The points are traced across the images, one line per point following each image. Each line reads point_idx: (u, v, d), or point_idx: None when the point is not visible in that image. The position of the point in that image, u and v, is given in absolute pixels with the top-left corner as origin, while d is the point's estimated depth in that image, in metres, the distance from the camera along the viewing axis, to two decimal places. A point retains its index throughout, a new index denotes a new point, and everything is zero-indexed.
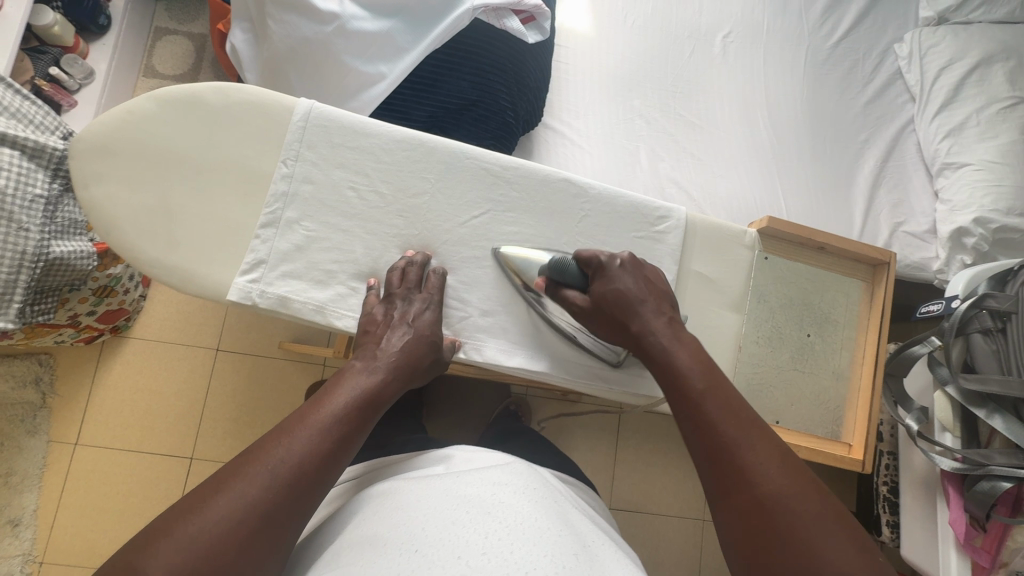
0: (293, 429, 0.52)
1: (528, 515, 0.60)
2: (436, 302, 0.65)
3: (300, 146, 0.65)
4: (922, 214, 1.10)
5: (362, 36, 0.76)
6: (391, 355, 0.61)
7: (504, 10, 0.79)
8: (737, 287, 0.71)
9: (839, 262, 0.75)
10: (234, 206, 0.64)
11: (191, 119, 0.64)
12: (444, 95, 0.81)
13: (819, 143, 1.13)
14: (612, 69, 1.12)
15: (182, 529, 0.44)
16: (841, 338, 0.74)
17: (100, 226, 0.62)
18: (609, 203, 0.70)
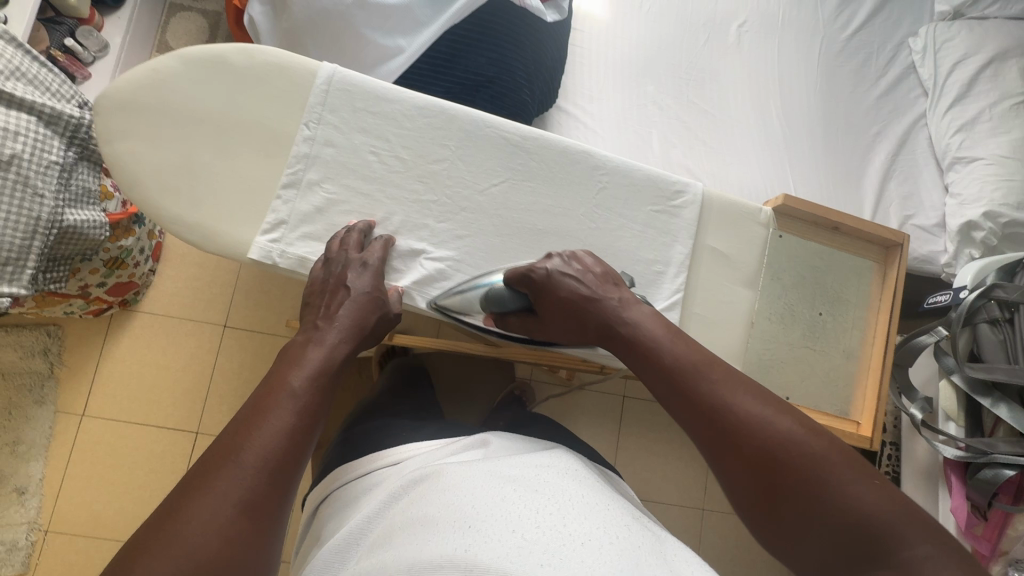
0: (260, 406, 0.53)
1: (572, 492, 0.64)
2: (374, 263, 0.65)
3: (321, 107, 0.68)
4: (932, 208, 1.11)
5: (381, 8, 0.76)
6: (337, 321, 0.62)
7: None
8: (751, 263, 0.72)
9: (852, 242, 0.75)
10: (258, 166, 0.67)
11: (216, 78, 0.67)
12: (463, 71, 0.81)
13: (831, 135, 1.14)
14: (626, 55, 1.12)
15: (179, 529, 0.44)
16: (852, 317, 0.74)
17: (127, 180, 0.65)
18: (627, 174, 0.72)
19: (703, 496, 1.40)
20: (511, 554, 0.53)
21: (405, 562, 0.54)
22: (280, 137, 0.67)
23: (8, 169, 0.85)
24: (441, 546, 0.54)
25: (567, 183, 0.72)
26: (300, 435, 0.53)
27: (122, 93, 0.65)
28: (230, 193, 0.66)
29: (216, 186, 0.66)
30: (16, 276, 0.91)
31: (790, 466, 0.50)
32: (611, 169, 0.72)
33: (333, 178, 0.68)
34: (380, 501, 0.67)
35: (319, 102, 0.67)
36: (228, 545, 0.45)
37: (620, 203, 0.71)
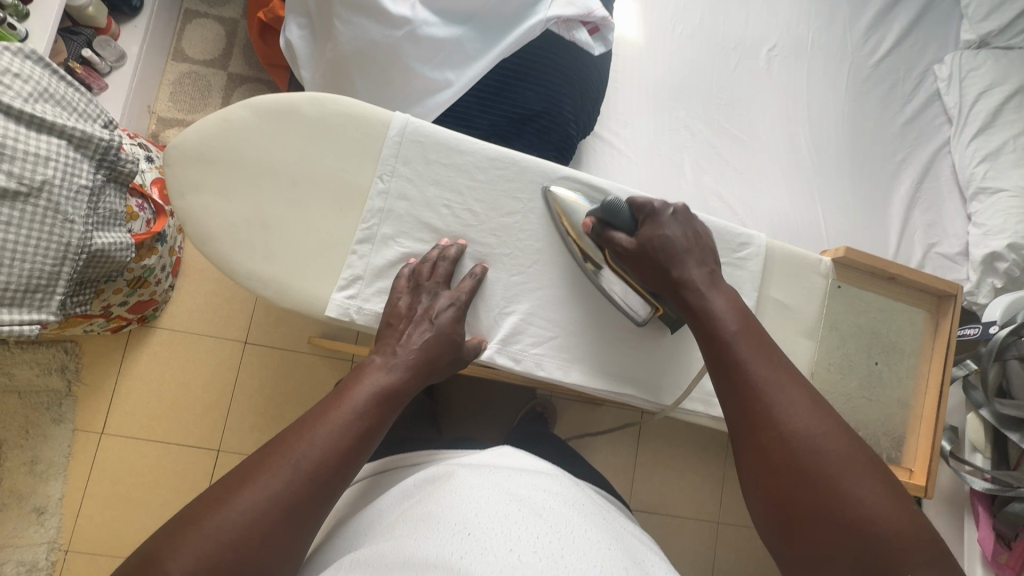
0: (316, 423, 0.55)
1: (577, 527, 0.61)
2: (462, 303, 0.67)
3: (395, 160, 0.69)
4: (955, 236, 1.13)
5: (432, 42, 0.74)
6: (411, 352, 0.62)
7: (574, 21, 0.79)
8: (812, 315, 0.72)
9: (908, 291, 0.77)
10: (331, 219, 0.68)
11: (291, 131, 0.69)
12: (510, 105, 0.81)
13: (857, 161, 1.15)
14: (658, 79, 1.11)
15: (214, 518, 0.48)
16: (905, 368, 0.76)
17: (204, 236, 0.67)
18: None
19: (719, 510, 1.42)
20: (503, 569, 0.53)
21: (399, 558, 0.55)
22: (355, 190, 0.69)
23: (39, 196, 0.83)
24: (438, 548, 0.55)
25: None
26: (346, 451, 0.55)
27: (198, 149, 0.68)
28: (304, 248, 0.68)
29: (290, 240, 0.68)
30: (44, 303, 0.89)
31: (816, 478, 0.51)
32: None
33: (407, 233, 0.70)
34: (394, 499, 0.68)
35: (394, 154, 0.69)
36: (249, 540, 0.48)
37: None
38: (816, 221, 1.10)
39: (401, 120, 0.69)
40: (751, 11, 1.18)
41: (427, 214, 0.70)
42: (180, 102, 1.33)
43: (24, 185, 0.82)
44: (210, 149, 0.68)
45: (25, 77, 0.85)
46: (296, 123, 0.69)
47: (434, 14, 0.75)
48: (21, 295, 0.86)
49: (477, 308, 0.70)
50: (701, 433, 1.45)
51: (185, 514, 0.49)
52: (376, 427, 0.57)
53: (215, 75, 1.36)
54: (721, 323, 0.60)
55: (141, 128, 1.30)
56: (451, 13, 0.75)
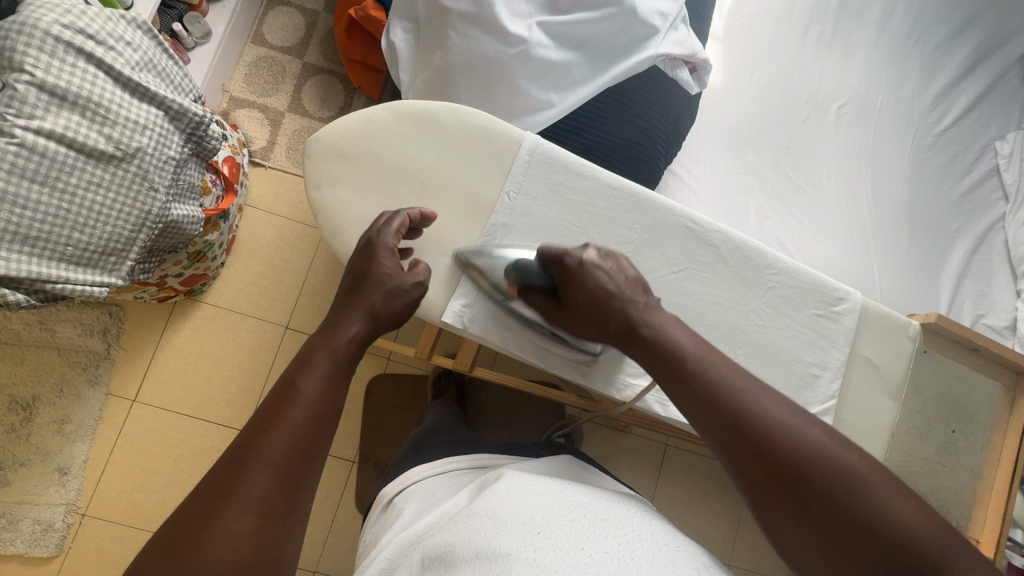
0: (272, 424, 0.49)
1: (644, 526, 0.64)
2: (388, 241, 0.63)
3: (522, 179, 0.71)
4: (1003, 310, 1.14)
5: (543, 63, 0.77)
6: (348, 316, 0.59)
7: (678, 60, 0.82)
8: (897, 376, 0.73)
9: (987, 364, 0.78)
10: (457, 226, 0.70)
11: (427, 137, 0.71)
12: (607, 133, 0.83)
13: (915, 224, 1.17)
14: (732, 121, 1.14)
15: (202, 545, 0.42)
16: (978, 439, 0.77)
17: (332, 227, 0.69)
18: (793, 278, 0.72)
19: (731, 552, 1.41)
20: (576, 566, 0.54)
21: (472, 551, 0.57)
22: (481, 204, 0.71)
23: (131, 162, 0.84)
24: (512, 541, 0.57)
25: (733, 277, 0.73)
26: (311, 439, 0.50)
27: (339, 144, 0.70)
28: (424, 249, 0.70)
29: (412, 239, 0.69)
30: (116, 266, 0.90)
31: (810, 478, 0.50)
32: (773, 267, 0.73)
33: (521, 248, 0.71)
34: (462, 501, 0.69)
35: (521, 174, 0.71)
36: (252, 556, 0.43)
37: (783, 302, 0.72)
38: (872, 279, 1.11)
39: (532, 141, 0.71)
40: (825, 67, 1.22)
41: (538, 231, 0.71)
42: (254, 84, 1.36)
43: (119, 150, 0.83)
44: (350, 144, 0.70)
45: (136, 46, 0.87)
46: (432, 131, 0.71)
47: (548, 36, 0.77)
48: (97, 256, 0.86)
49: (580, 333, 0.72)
50: (721, 472, 1.45)
51: (169, 542, 0.43)
52: (331, 411, 0.52)
53: (291, 62, 1.38)
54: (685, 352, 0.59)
55: (213, 105, 1.32)
56: (565, 38, 0.78)
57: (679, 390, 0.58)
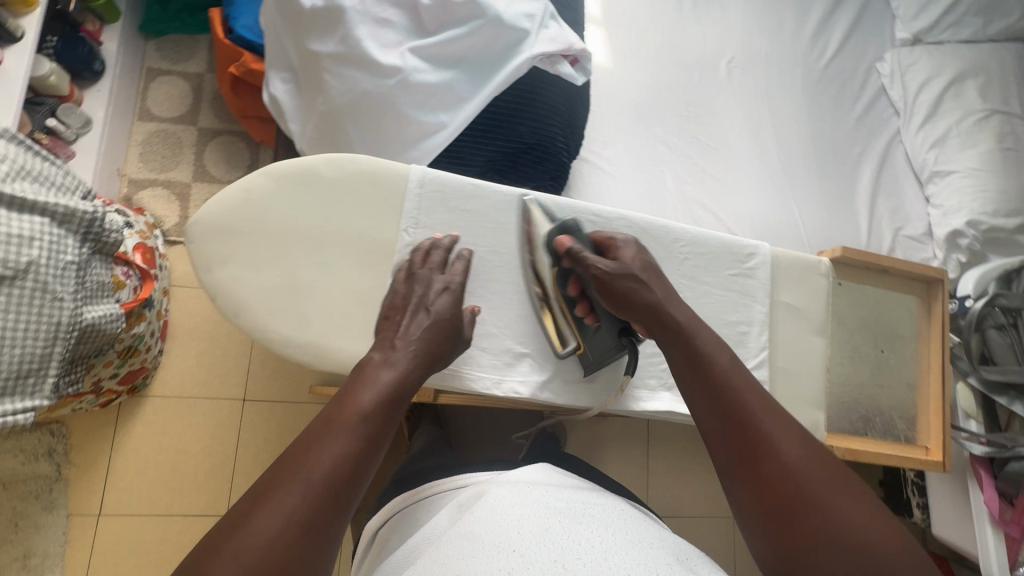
0: (323, 433, 0.48)
1: (619, 530, 0.63)
2: (455, 286, 0.65)
3: (417, 213, 0.71)
4: (917, 219, 1.21)
5: (423, 87, 0.77)
6: (411, 343, 0.57)
7: (556, 56, 0.82)
8: (820, 314, 0.76)
9: (899, 281, 0.82)
10: (364, 277, 0.69)
11: (314, 194, 0.69)
12: (504, 139, 0.83)
13: (821, 157, 1.22)
14: (630, 98, 1.16)
15: (239, 548, 0.41)
16: (906, 352, 0.82)
17: (233, 308, 0.65)
18: (704, 244, 0.74)
19: None
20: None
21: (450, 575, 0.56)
22: (381, 246, 0.70)
23: (25, 278, 0.79)
24: (489, 565, 0.56)
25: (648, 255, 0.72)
26: (362, 458, 0.48)
27: (220, 220, 0.66)
28: (335, 307, 0.68)
29: (320, 299, 0.67)
30: (38, 387, 0.85)
31: (791, 483, 0.50)
32: (686, 238, 0.74)
33: None
34: (445, 523, 0.69)
35: (416, 209, 0.71)
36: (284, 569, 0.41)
37: (701, 271, 0.74)
38: (793, 219, 1.16)
39: (419, 173, 0.71)
40: (706, 28, 1.26)
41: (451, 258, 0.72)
42: (151, 162, 1.31)
43: (9, 269, 0.78)
44: (232, 217, 0.66)
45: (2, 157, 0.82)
46: (317, 187, 0.69)
47: (423, 60, 0.77)
48: (13, 382, 0.81)
49: (515, 348, 0.73)
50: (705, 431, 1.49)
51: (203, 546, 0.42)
52: (384, 432, 0.50)
53: (185, 131, 1.34)
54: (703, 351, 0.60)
55: (113, 192, 1.27)
56: (439, 58, 0.78)
57: (693, 384, 0.59)
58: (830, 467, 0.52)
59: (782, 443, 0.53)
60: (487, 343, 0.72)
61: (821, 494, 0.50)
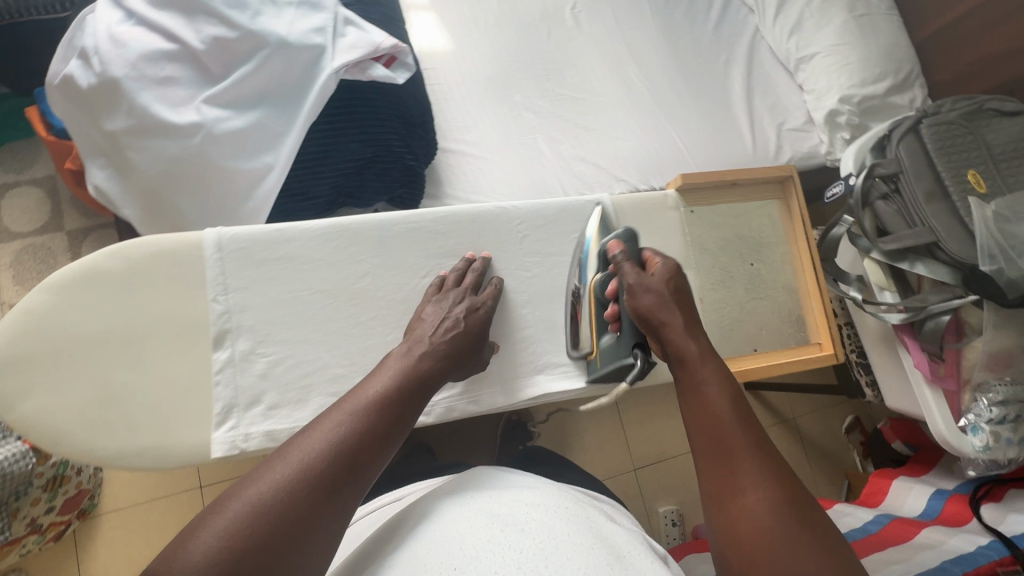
0: (342, 409, 0.49)
1: (564, 535, 0.56)
2: (485, 309, 0.66)
3: (224, 278, 0.64)
4: (796, 109, 1.20)
5: (232, 135, 0.72)
6: (440, 338, 0.60)
7: (364, 61, 0.78)
8: (679, 245, 0.77)
9: (751, 190, 0.86)
10: (185, 364, 0.62)
11: (99, 294, 0.61)
12: (339, 162, 0.79)
13: (689, 76, 1.21)
14: (482, 73, 1.12)
15: (246, 500, 0.41)
16: (779, 254, 0.86)
17: (44, 442, 0.57)
18: (540, 215, 0.76)
19: None
20: None
21: None
22: (200, 324, 0.63)
23: None
24: None
25: (487, 244, 0.75)
26: (379, 437, 0.49)
27: None
28: (161, 405, 0.61)
29: (147, 401, 0.60)
30: None
31: (759, 533, 0.42)
32: (519, 218, 0.76)
33: (264, 341, 0.64)
34: (371, 546, 0.60)
35: (222, 274, 0.63)
36: (285, 528, 0.40)
37: None
38: (676, 146, 1.14)
39: (214, 235, 0.63)
40: None
41: (276, 309, 0.65)
42: (27, 281, 1.24)
43: None
44: (6, 346, 0.57)
45: None
46: (101, 285, 0.61)
47: (223, 107, 0.72)
48: None
49: None
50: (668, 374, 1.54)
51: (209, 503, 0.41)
52: (401, 423, 0.51)
53: (53, 239, 1.27)
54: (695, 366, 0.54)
55: None
56: (240, 100, 0.73)
57: (685, 398, 0.53)
58: (810, 531, 0.42)
59: (752, 482, 0.45)
60: (338, 389, 0.65)
61: (785, 554, 0.41)
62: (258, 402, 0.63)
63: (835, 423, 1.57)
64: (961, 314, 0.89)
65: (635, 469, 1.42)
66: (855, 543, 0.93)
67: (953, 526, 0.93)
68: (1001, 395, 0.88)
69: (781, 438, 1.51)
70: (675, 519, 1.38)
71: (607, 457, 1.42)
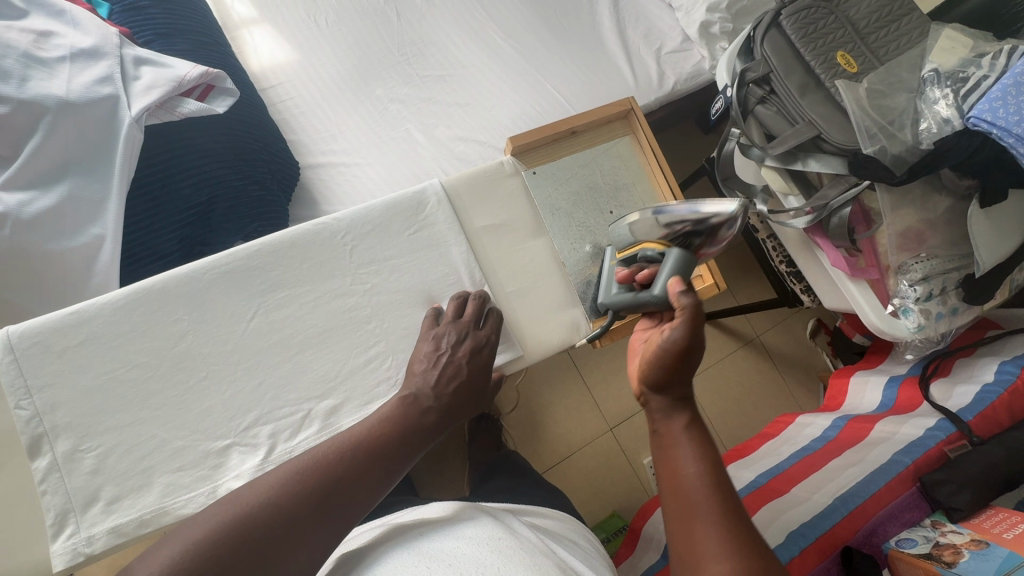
0: (323, 457, 0.52)
1: (483, 564, 0.51)
2: (485, 347, 0.62)
3: (24, 379, 0.53)
4: (671, 30, 1.15)
5: (45, 216, 0.66)
6: (439, 379, 0.59)
7: (171, 99, 0.72)
8: (526, 215, 0.70)
9: (595, 134, 0.82)
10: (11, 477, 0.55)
11: None
12: (175, 214, 0.74)
13: (554, 23, 1.15)
14: (337, 76, 1.06)
15: (197, 532, 0.45)
16: (639, 192, 0.80)
17: None
18: (364, 218, 0.63)
19: None
20: None
21: None
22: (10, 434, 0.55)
23: None
24: None
25: (312, 265, 0.62)
26: (349, 485, 0.51)
27: None
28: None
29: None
30: None
31: None
32: (347, 227, 0.62)
33: (87, 435, 0.54)
34: None
35: (31, 371, 0.54)
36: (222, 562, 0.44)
37: (390, 235, 0.64)
38: (555, 100, 1.08)
39: (1, 335, 0.53)
40: None
41: (112, 390, 0.55)
42: None
43: None
44: None
45: None
46: None
47: (26, 189, 0.66)
48: None
49: None
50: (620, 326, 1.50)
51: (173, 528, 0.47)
52: (377, 475, 0.52)
53: None
54: (663, 411, 0.53)
55: None
56: (41, 176, 0.67)
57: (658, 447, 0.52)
58: None
59: (709, 540, 0.44)
60: (184, 462, 0.56)
61: None
62: (97, 497, 0.54)
63: (800, 330, 1.53)
64: (862, 202, 0.86)
65: (610, 430, 1.40)
66: (813, 455, 0.91)
67: (905, 412, 0.92)
68: (920, 273, 0.85)
69: (748, 358, 1.49)
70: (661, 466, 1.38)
71: (579, 425, 1.39)
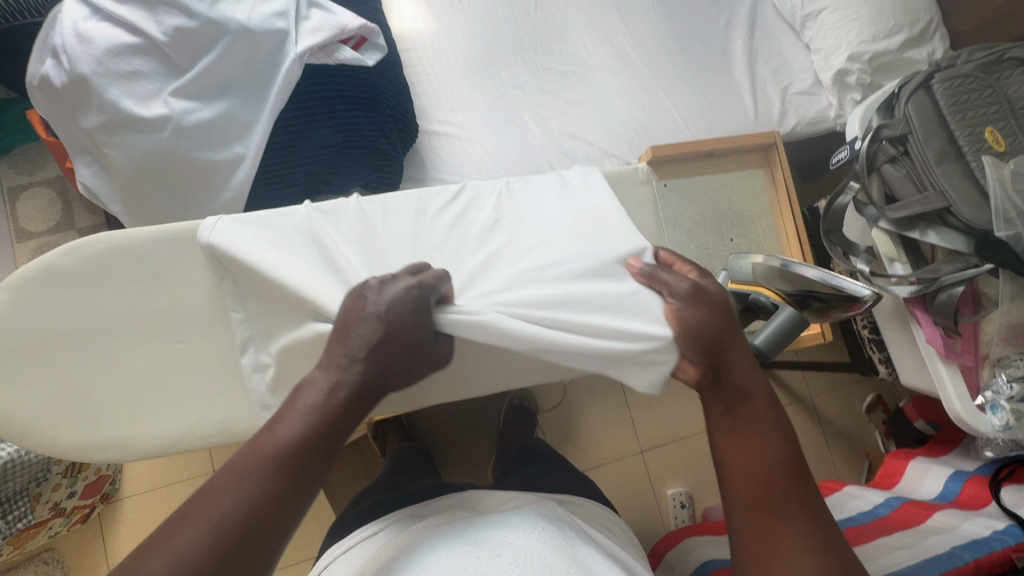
0: (224, 484, 0.39)
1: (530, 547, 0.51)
2: (414, 296, 0.49)
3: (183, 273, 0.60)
4: (803, 71, 1.13)
5: (201, 127, 0.72)
6: (359, 351, 0.45)
7: (331, 45, 0.78)
8: (650, 224, 0.73)
9: (732, 159, 0.86)
10: (140, 356, 0.60)
11: (59, 291, 0.58)
12: (311, 150, 0.79)
13: (686, 41, 1.15)
14: (467, 51, 1.09)
15: None
16: (763, 226, 0.84)
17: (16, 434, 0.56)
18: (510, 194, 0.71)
19: None
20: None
21: None
22: (162, 318, 0.60)
23: None
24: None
25: (445, 226, 0.67)
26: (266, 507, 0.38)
27: None
28: (129, 396, 0.59)
29: (109, 397, 0.59)
30: None
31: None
32: None
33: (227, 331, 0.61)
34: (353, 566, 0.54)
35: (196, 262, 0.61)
36: None
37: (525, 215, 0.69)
38: (671, 117, 1.08)
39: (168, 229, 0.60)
40: None
41: (248, 296, 0.61)
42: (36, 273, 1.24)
43: None
44: None
45: None
46: (62, 284, 0.58)
47: (191, 99, 0.71)
48: None
49: None
50: None
51: None
52: (301, 490, 0.40)
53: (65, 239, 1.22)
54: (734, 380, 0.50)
55: None
56: (204, 91, 0.72)
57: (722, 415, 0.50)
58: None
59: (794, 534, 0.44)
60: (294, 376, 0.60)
61: None
62: None
63: (856, 402, 1.49)
64: (975, 284, 0.82)
65: (643, 452, 1.39)
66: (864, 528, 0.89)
67: (970, 509, 0.88)
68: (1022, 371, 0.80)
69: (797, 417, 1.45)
70: (684, 501, 1.36)
71: (613, 439, 1.39)
